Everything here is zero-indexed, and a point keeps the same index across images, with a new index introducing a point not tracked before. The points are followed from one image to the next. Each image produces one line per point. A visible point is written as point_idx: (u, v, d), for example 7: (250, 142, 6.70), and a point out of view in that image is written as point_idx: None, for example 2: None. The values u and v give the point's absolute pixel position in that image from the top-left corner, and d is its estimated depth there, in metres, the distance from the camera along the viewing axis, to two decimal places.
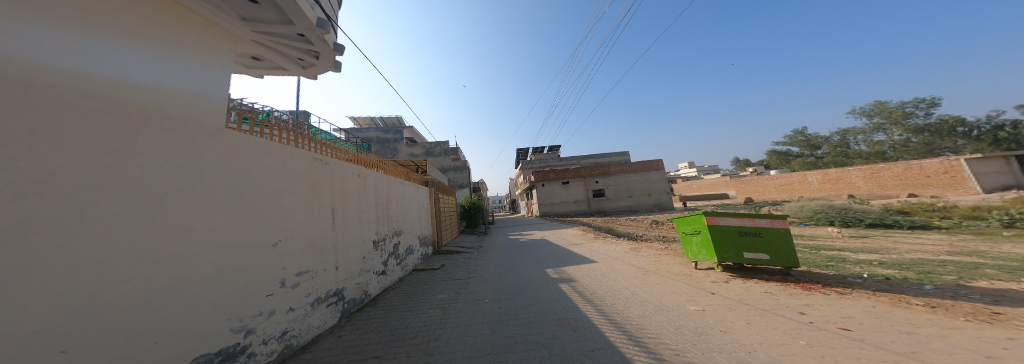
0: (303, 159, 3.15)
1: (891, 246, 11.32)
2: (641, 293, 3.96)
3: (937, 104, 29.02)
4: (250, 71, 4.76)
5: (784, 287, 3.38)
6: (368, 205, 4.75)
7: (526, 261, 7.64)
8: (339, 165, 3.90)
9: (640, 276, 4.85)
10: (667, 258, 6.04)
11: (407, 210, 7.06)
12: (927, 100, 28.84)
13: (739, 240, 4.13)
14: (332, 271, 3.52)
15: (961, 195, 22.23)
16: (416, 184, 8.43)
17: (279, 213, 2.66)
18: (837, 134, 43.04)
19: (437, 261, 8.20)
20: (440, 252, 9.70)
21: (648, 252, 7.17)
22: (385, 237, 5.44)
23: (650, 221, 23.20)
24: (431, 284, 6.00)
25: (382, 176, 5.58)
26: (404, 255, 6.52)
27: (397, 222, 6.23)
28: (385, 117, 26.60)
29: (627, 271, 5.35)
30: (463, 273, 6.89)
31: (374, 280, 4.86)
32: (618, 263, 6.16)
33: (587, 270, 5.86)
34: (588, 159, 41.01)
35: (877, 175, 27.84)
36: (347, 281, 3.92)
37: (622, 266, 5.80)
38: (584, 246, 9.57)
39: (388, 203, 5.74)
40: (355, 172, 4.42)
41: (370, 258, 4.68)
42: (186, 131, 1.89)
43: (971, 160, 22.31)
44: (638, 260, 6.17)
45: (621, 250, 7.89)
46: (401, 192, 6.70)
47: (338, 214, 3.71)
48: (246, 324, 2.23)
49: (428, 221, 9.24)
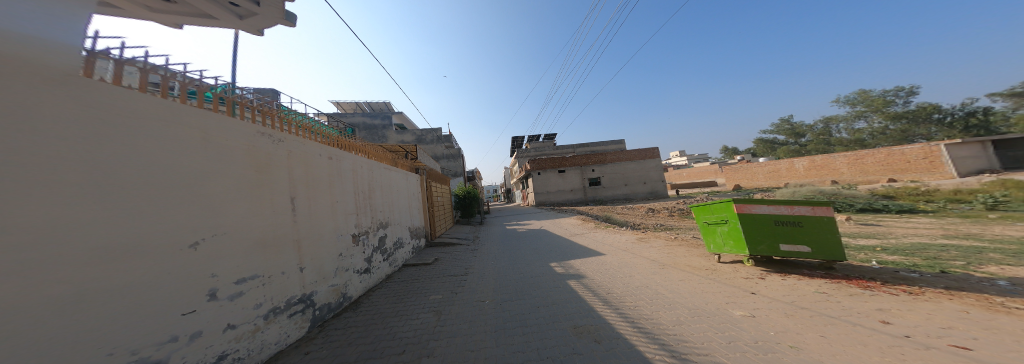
0: (242, 132, 2.37)
1: (888, 231, 11.32)
2: (667, 292, 3.44)
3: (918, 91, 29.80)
4: (169, 15, 3.75)
5: (838, 286, 2.90)
6: (345, 194, 4.02)
7: (527, 255, 7.07)
8: (299, 144, 3.13)
9: (659, 271, 4.33)
10: (682, 249, 5.57)
11: (395, 199, 6.33)
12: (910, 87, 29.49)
13: (775, 230, 3.61)
14: (295, 273, 2.82)
15: (939, 179, 22.95)
16: (405, 171, 7.66)
17: (201, 202, 1.92)
18: (823, 121, 43.92)
19: (430, 255, 7.55)
20: (434, 244, 9.06)
21: (657, 243, 6.72)
22: (368, 230, 4.73)
23: (646, 209, 23.06)
24: (423, 282, 5.36)
25: (363, 160, 4.82)
26: (392, 249, 5.83)
27: (384, 213, 5.52)
28: (371, 102, 25.08)
29: (641, 265, 4.84)
30: (459, 268, 6.28)
31: (355, 280, 4.19)
32: (629, 256, 5.65)
33: (596, 265, 5.33)
34: (582, 148, 40.49)
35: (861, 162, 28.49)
36: (318, 284, 3.24)
37: (636, 259, 5.29)
38: (587, 237, 9.06)
39: (371, 192, 5.01)
40: (326, 153, 3.66)
41: (348, 255, 3.98)
42: (10, 71, 1.15)
43: (950, 145, 22.91)
44: (651, 252, 5.67)
45: (628, 241, 7.40)
46: (386, 180, 5.94)
47: (301, 204, 2.99)
48: (147, 357, 1.55)
49: (420, 212, 8.51)
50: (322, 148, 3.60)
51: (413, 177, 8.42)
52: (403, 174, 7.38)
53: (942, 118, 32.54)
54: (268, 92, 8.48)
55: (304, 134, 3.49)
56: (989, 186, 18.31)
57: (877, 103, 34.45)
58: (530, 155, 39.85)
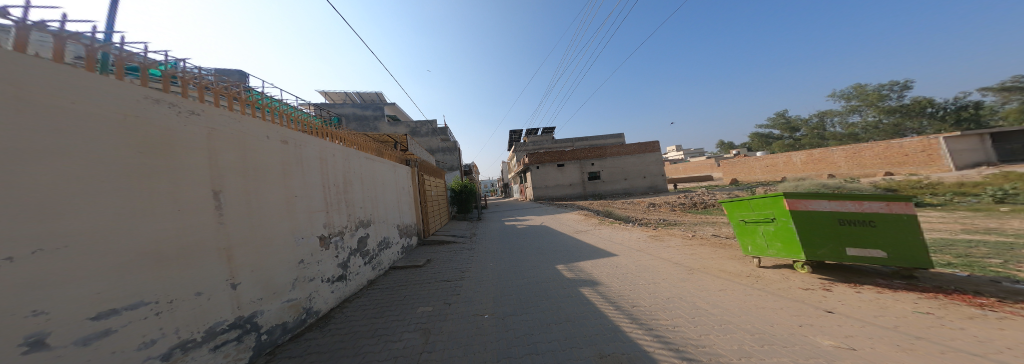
0: (111, 93, 1.59)
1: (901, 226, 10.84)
2: (713, 308, 2.73)
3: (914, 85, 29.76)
4: None
5: (941, 303, 2.23)
6: (309, 187, 3.27)
7: (528, 255, 6.37)
8: (231, 121, 2.36)
9: (691, 279, 3.64)
10: (707, 250, 4.88)
11: (380, 195, 5.58)
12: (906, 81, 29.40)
13: (837, 230, 2.94)
14: (218, 293, 2.07)
15: (936, 172, 22.79)
16: (392, 163, 6.88)
17: (11, 194, 1.14)
18: (820, 115, 43.76)
19: (421, 256, 6.83)
20: (427, 243, 8.34)
21: (673, 241, 6.07)
22: (344, 231, 4.00)
23: (647, 204, 22.51)
24: (411, 289, 4.63)
25: (336, 148, 4.06)
26: (376, 251, 5.07)
27: (365, 209, 4.77)
28: (361, 93, 23.88)
29: (665, 270, 4.16)
30: (455, 272, 5.56)
31: (325, 290, 3.45)
32: (646, 258, 4.96)
33: (611, 270, 4.60)
34: (580, 142, 39.77)
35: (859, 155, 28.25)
36: (263, 302, 2.48)
37: (657, 263, 4.58)
38: (592, 235, 8.37)
39: (349, 184, 4.27)
40: (278, 137, 2.88)
41: (314, 262, 3.24)
42: None
43: (949, 138, 22.68)
44: (671, 254, 4.98)
45: (640, 239, 6.73)
46: (368, 172, 5.18)
47: (231, 201, 2.22)
48: None
49: (411, 208, 7.77)
50: (271, 129, 2.81)
51: (402, 170, 7.63)
52: (390, 165, 6.59)
53: (936, 111, 32.52)
54: (231, 74, 7.53)
55: (277, 120, 3.10)
56: (991, 178, 18.11)
57: (873, 97, 34.29)
58: (527, 149, 39.04)
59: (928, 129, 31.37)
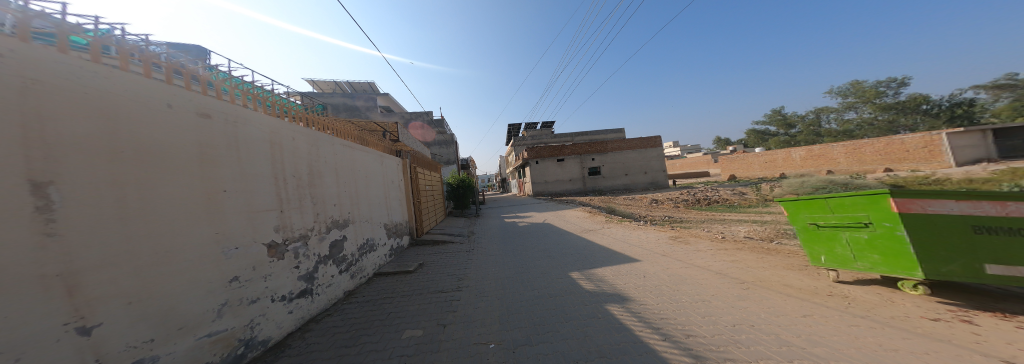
0: None
1: None
2: (812, 346, 1.95)
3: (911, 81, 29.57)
4: None
5: None
6: (254, 180, 2.35)
7: (535, 260, 5.57)
8: (88, 69, 1.44)
9: (752, 297, 2.84)
10: (751, 257, 4.11)
11: (362, 190, 4.67)
12: (905, 78, 29.23)
13: (970, 240, 2.20)
14: (43, 348, 1.14)
15: (935, 168, 22.40)
16: (379, 154, 5.96)
17: None
18: (818, 111, 43.48)
19: (412, 260, 5.96)
20: (419, 244, 7.46)
21: (700, 244, 5.31)
22: (312, 233, 3.08)
23: (648, 201, 21.87)
24: (398, 304, 3.77)
25: (299, 130, 3.14)
26: (354, 256, 4.17)
27: (342, 208, 3.86)
28: (352, 82, 22.66)
29: (709, 283, 3.37)
30: (451, 282, 4.72)
31: (279, 312, 2.52)
32: (678, 266, 4.17)
33: (640, 281, 3.79)
34: (581, 136, 38.86)
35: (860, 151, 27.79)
36: (156, 346, 1.55)
37: (696, 273, 3.78)
38: (603, 235, 7.61)
39: (319, 177, 3.37)
40: (193, 106, 1.95)
41: (261, 277, 2.32)
42: None
43: (951, 133, 22.26)
44: (707, 261, 4.19)
45: (660, 241, 5.94)
46: (347, 162, 4.25)
47: (81, 193, 1.29)
48: None
49: (401, 205, 6.86)
50: (181, 95, 1.89)
51: (391, 161, 6.71)
52: (376, 155, 5.69)
53: (936, 107, 32.31)
54: (192, 51, 6.55)
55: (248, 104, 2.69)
56: (1000, 174, 17.68)
57: (872, 93, 34.05)
58: (525, 143, 38.20)
59: (928, 126, 31.08)
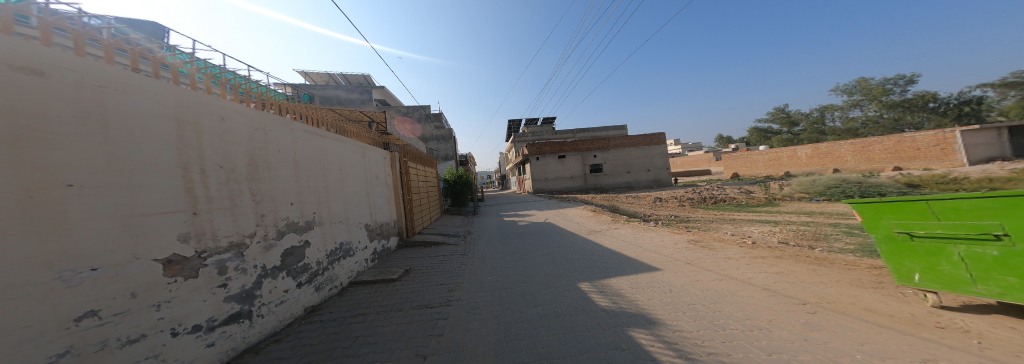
0: None
1: None
2: None
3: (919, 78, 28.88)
4: None
5: None
6: (142, 171, 1.63)
7: (537, 268, 4.88)
8: None
9: (831, 328, 2.13)
10: (799, 268, 3.40)
11: (337, 187, 3.97)
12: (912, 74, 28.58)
13: None
14: None
15: (945, 167, 21.57)
16: (362, 146, 5.26)
17: None
18: (824, 109, 42.57)
19: (398, 265, 5.28)
20: (409, 245, 6.79)
21: (727, 249, 4.61)
22: (253, 240, 2.38)
23: (652, 199, 21.13)
24: (370, 324, 3.08)
25: (238, 109, 2.42)
26: (323, 263, 3.49)
27: (307, 207, 3.17)
28: (346, 75, 21.92)
29: (760, 303, 2.68)
30: (440, 295, 4.04)
31: (188, 349, 1.83)
32: (711, 279, 3.46)
33: (669, 300, 3.08)
34: (583, 132, 38.04)
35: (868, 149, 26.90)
36: None
37: (737, 289, 3.06)
38: (610, 237, 6.91)
39: (271, 170, 2.66)
40: (8, 51, 1.21)
41: (146, 305, 1.61)
42: None
43: (965, 131, 21.33)
44: (745, 272, 3.49)
45: (679, 246, 5.23)
46: (316, 151, 3.55)
47: None
48: None
49: (387, 202, 6.15)
50: None
51: (377, 154, 6.04)
52: (357, 147, 5.00)
53: (946, 104, 31.43)
54: (154, 30, 5.85)
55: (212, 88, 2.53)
56: (1021, 173, 16.93)
57: (878, 90, 33.29)
58: (526, 140, 37.52)
59: (937, 123, 30.28)
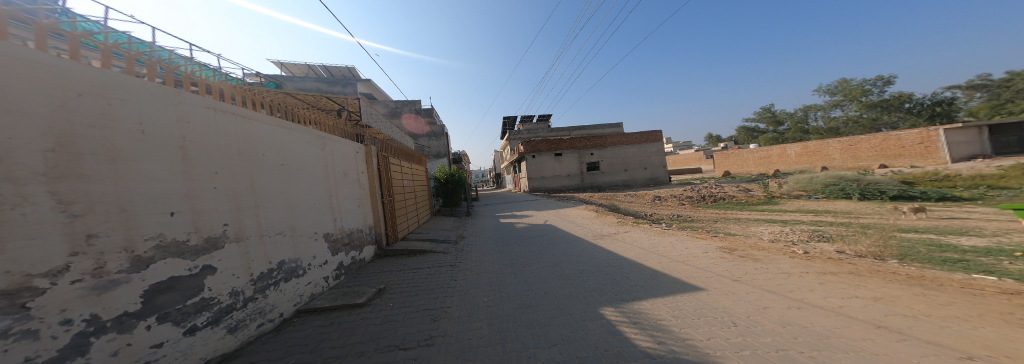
0: None
1: (961, 224, 9.02)
2: None
3: (897, 78, 29.70)
4: None
5: None
6: None
7: (546, 288, 3.91)
8: None
9: None
10: (901, 292, 2.54)
11: (275, 188, 2.91)
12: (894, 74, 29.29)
13: None
14: None
15: (928, 165, 21.76)
16: (323, 136, 4.16)
17: None
18: (810, 109, 43.34)
19: (370, 283, 4.21)
20: (388, 255, 5.72)
21: (778, 260, 3.75)
22: (54, 275, 1.29)
23: (651, 198, 20.51)
24: None
25: (34, 51, 1.34)
26: (245, 294, 2.42)
27: (210, 217, 2.12)
28: (328, 67, 20.49)
29: (894, 354, 1.77)
30: (419, 328, 3.03)
31: None
32: (785, 307, 2.55)
33: (742, 344, 2.15)
34: (577, 130, 37.45)
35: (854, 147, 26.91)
36: None
37: (837, 326, 2.16)
38: (623, 243, 6.01)
39: (119, 162, 1.60)
40: None
41: None
42: None
43: (949, 129, 21.57)
44: (828, 297, 2.61)
45: (712, 256, 4.35)
46: (237, 136, 2.49)
47: None
48: None
49: (360, 205, 5.08)
50: None
51: (346, 148, 4.97)
52: (315, 137, 3.93)
53: (925, 103, 32.19)
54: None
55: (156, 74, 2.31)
56: (1010, 168, 16.98)
57: (861, 90, 33.93)
58: (520, 137, 36.60)
59: (919, 121, 30.89)
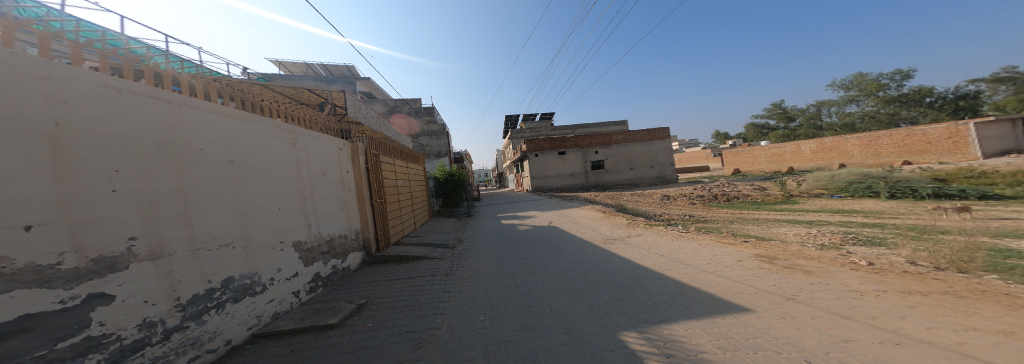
0: None
1: (1015, 225, 8.05)
2: None
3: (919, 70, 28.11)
4: None
5: None
6: None
7: (551, 306, 3.30)
8: None
9: None
10: None
11: (219, 190, 2.39)
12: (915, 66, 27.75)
13: None
14: None
15: (958, 162, 20.15)
16: (294, 130, 3.65)
17: None
18: (824, 104, 41.54)
19: (349, 297, 3.66)
20: (376, 263, 5.19)
21: (837, 274, 3.07)
22: None
23: (660, 197, 19.65)
24: None
25: None
26: (164, 325, 1.87)
27: (101, 230, 1.58)
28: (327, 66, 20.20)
29: None
30: (398, 358, 2.43)
31: None
32: (877, 342, 1.90)
33: None
34: (581, 129, 36.56)
35: (875, 143, 25.33)
36: None
37: None
38: (638, 248, 5.34)
39: None
40: None
41: None
42: None
43: (980, 123, 20.07)
44: (934, 329, 1.95)
45: (748, 266, 3.68)
46: (155, 123, 1.96)
47: None
48: None
49: (344, 208, 4.58)
50: None
51: (327, 144, 4.45)
52: (284, 130, 3.42)
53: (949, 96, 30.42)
54: None
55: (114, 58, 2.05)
56: None
57: (880, 83, 32.30)
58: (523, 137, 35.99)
59: (944, 115, 29.14)
